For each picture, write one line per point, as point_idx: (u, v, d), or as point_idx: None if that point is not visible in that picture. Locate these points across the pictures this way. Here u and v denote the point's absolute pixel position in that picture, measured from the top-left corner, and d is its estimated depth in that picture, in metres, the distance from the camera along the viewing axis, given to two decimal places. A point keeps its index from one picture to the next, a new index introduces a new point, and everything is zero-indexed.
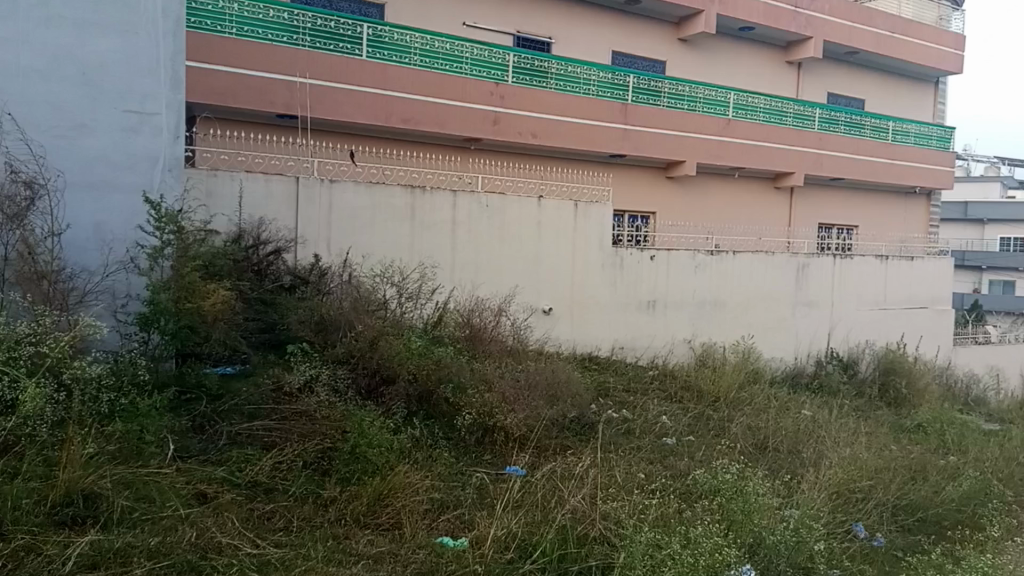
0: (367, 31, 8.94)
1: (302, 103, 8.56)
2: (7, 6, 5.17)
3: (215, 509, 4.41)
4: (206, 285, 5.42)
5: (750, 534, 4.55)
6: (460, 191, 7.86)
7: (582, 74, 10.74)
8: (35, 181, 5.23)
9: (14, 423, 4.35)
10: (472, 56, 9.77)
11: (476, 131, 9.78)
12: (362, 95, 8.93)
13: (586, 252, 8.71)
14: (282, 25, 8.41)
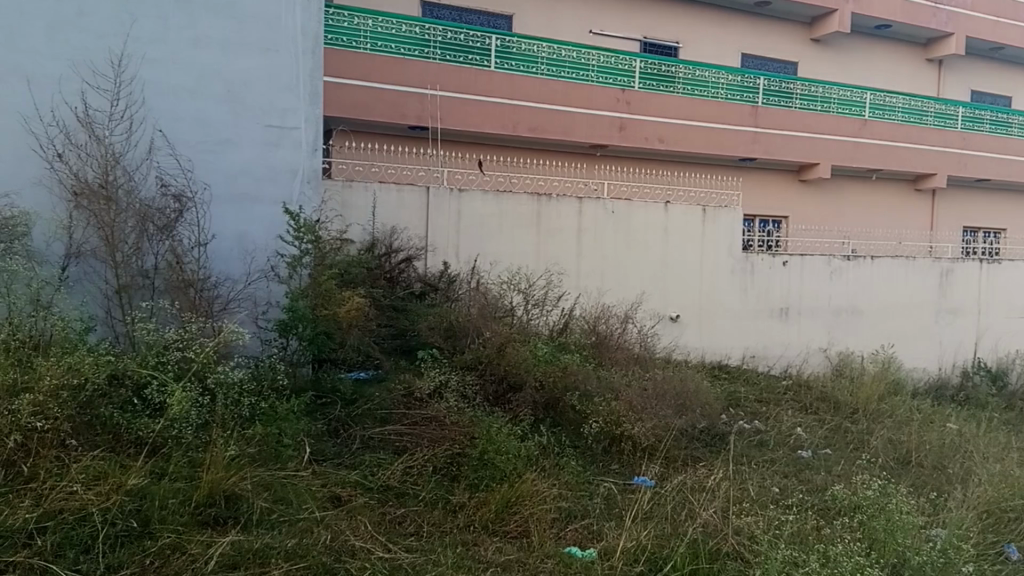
0: (496, 42, 9.31)
1: (433, 115, 8.94)
2: (159, 27, 5.43)
3: (349, 512, 4.45)
4: (342, 291, 5.50)
5: (896, 554, 4.16)
6: (585, 198, 7.84)
7: (710, 78, 10.77)
8: (183, 193, 5.42)
9: (163, 425, 4.51)
10: (598, 64, 9.99)
11: (604, 138, 9.99)
12: (490, 105, 9.33)
13: (716, 258, 8.55)
14: (414, 39, 8.81)
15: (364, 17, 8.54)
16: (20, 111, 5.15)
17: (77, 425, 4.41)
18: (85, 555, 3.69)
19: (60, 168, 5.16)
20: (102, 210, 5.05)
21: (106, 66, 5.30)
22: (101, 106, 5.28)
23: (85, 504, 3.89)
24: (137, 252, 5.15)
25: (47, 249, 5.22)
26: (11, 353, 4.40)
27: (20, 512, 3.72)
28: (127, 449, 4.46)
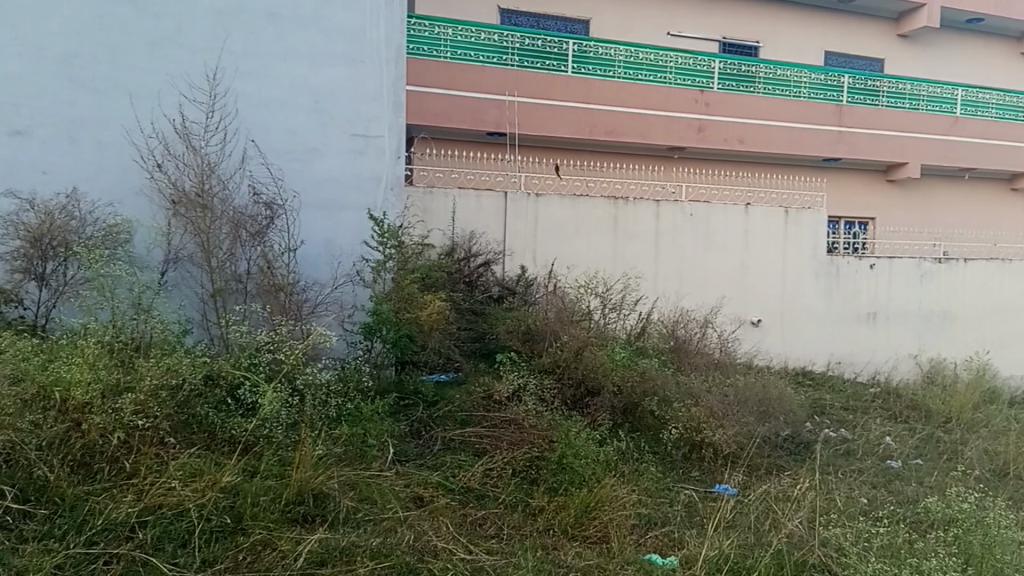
0: (573, 47, 9.40)
1: (511, 121, 9.13)
2: (251, 41, 5.65)
3: (431, 513, 4.50)
4: (423, 295, 5.70)
5: (996, 570, 3.91)
6: (664, 201, 7.77)
7: (793, 77, 10.55)
8: (274, 201, 5.61)
9: (256, 424, 4.66)
10: (676, 65, 9.95)
11: (682, 139, 9.93)
12: (569, 110, 9.40)
13: (799, 261, 8.35)
14: (492, 47, 9.07)
15: (444, 27, 8.87)
16: (124, 124, 5.44)
17: (176, 423, 4.57)
18: (183, 549, 3.85)
19: (160, 178, 5.43)
20: (199, 217, 5.28)
21: (202, 79, 5.55)
22: (198, 118, 5.53)
23: (182, 500, 4.03)
24: (230, 258, 5.36)
25: (148, 255, 5.47)
26: (116, 354, 4.63)
27: (123, 506, 3.92)
28: (222, 448, 4.59)
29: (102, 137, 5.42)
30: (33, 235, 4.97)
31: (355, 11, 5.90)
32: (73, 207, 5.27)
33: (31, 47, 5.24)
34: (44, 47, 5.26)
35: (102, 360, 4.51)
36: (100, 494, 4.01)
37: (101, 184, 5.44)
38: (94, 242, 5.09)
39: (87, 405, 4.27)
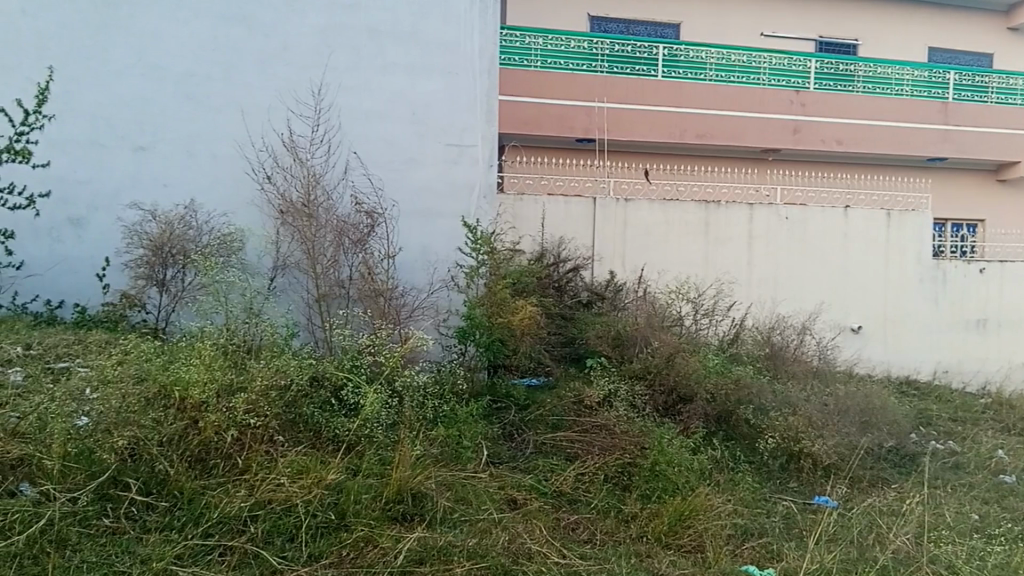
0: (662, 51, 9.51)
1: (600, 127, 9.27)
2: (352, 57, 5.93)
3: (525, 515, 4.55)
4: (514, 300, 5.78)
5: None
6: (757, 204, 7.63)
7: (894, 75, 10.25)
8: (374, 210, 5.82)
9: (358, 425, 4.82)
10: (771, 65, 9.82)
11: (777, 142, 9.73)
12: (658, 114, 9.49)
13: (902, 265, 8.04)
14: (582, 54, 9.27)
15: (534, 36, 9.13)
16: (236, 139, 5.81)
17: (283, 423, 4.76)
18: (291, 543, 4.03)
19: (270, 190, 5.76)
20: (306, 226, 5.56)
21: (307, 95, 5.87)
22: (304, 132, 5.85)
23: (290, 496, 4.20)
24: (334, 264, 5.59)
25: (258, 263, 5.77)
26: (229, 356, 4.85)
27: (236, 500, 4.12)
28: (326, 446, 4.76)
29: (216, 151, 5.80)
30: (155, 244, 5.41)
31: (450, 24, 6.05)
32: (190, 217, 5.66)
33: (154, 70, 5.71)
34: (165, 70, 5.73)
35: (217, 361, 4.75)
36: (215, 489, 4.22)
37: (216, 196, 5.80)
38: (209, 251, 5.44)
39: (203, 403, 4.47)
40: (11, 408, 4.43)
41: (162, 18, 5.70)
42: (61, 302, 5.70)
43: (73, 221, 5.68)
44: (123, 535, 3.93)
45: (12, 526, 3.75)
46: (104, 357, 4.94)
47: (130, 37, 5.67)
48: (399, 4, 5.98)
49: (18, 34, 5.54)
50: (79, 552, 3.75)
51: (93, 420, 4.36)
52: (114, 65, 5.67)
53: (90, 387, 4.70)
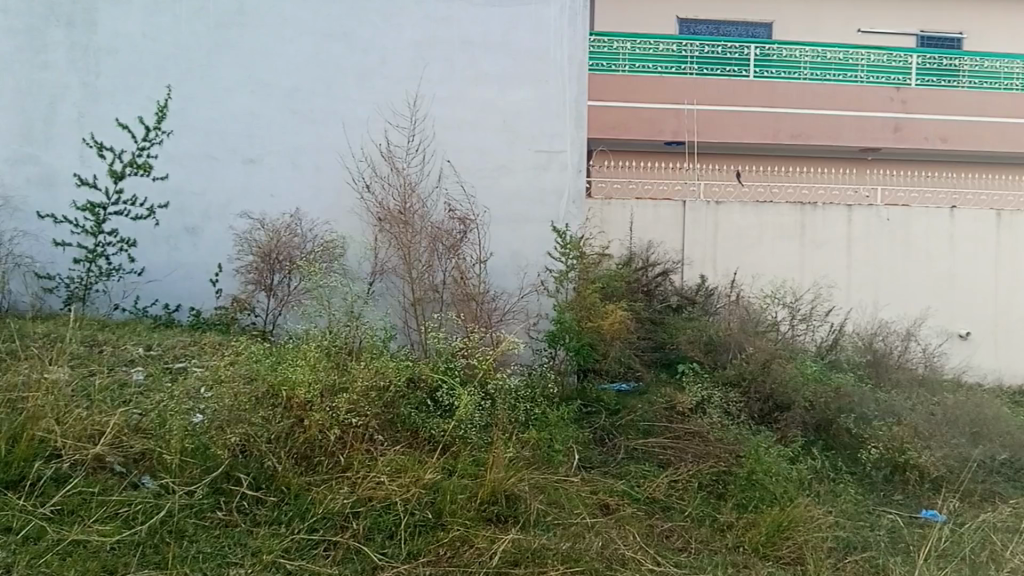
0: (755, 52, 9.59)
1: (690, 129, 9.57)
2: (446, 68, 6.09)
3: (618, 521, 4.52)
4: (604, 305, 5.79)
5: None
6: (856, 205, 7.40)
7: (1001, 68, 9.94)
8: (467, 216, 5.96)
9: (454, 425, 4.90)
10: (868, 61, 9.72)
11: (875, 141, 9.74)
12: (752, 115, 9.63)
13: (1015, 268, 7.62)
14: (672, 57, 9.51)
15: (623, 41, 9.51)
16: (337, 150, 6.07)
17: (382, 423, 4.89)
18: (391, 540, 4.14)
19: (368, 199, 5.99)
20: (402, 232, 5.76)
21: (404, 106, 6.07)
22: (401, 143, 6.06)
23: (389, 494, 4.32)
24: (428, 269, 5.77)
25: (358, 268, 5.99)
26: (332, 357, 5.04)
27: (339, 497, 4.27)
28: (423, 446, 4.87)
29: (318, 162, 6.06)
30: (264, 251, 5.70)
31: (540, 33, 6.13)
32: (296, 225, 5.94)
33: (261, 86, 6.02)
34: (271, 85, 6.03)
35: (322, 362, 4.94)
36: (319, 485, 4.38)
37: (318, 205, 6.07)
38: (313, 257, 5.69)
39: (307, 403, 4.71)
40: (134, 405, 4.70)
41: (269, 35, 6.00)
42: (178, 305, 6.05)
43: (188, 230, 6.03)
44: (235, 527, 4.11)
45: (136, 516, 4.00)
46: (218, 358, 5.23)
47: (240, 56, 6.00)
48: (492, 14, 6.10)
49: (140, 55, 5.93)
50: (195, 543, 3.95)
51: (208, 417, 4.59)
52: (226, 82, 6.00)
53: (204, 385, 4.96)
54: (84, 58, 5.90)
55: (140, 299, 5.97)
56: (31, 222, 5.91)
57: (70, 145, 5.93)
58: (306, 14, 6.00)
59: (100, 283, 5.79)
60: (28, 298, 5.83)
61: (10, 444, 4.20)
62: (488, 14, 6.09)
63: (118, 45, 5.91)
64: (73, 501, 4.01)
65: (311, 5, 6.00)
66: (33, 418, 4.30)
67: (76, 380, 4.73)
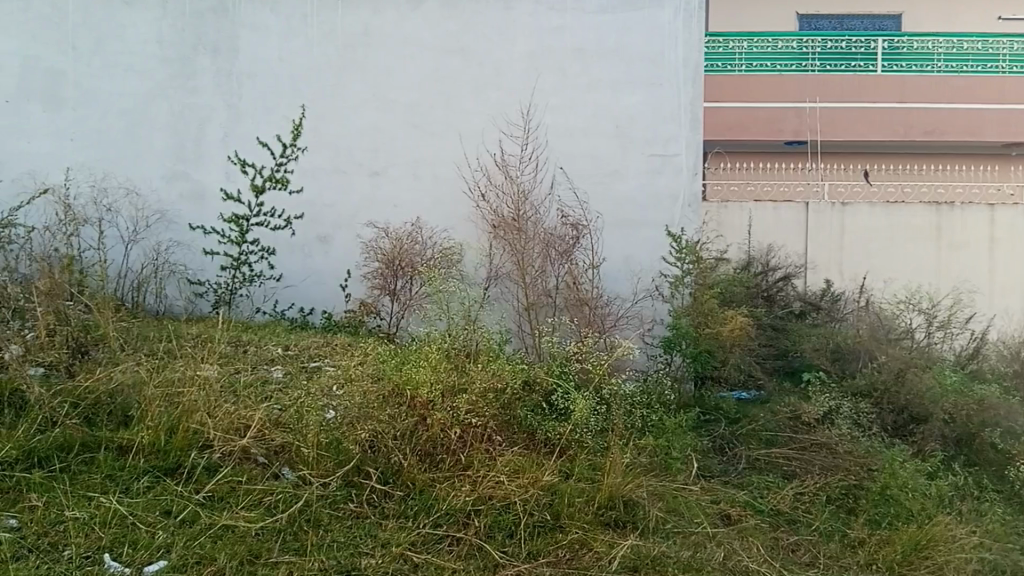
0: (883, 44, 9.42)
1: (812, 127, 9.50)
2: (558, 77, 6.23)
3: (740, 532, 4.35)
4: (723, 311, 5.72)
5: None
6: (999, 204, 6.94)
7: None
8: (579, 222, 6.09)
9: (570, 428, 4.94)
10: (1012, 51, 9.44)
11: (1017, 134, 9.47)
12: (886, 113, 9.49)
13: None
14: (792, 54, 9.56)
15: (739, 41, 9.62)
16: (454, 161, 6.33)
17: (500, 423, 4.99)
18: (510, 539, 4.19)
19: (483, 207, 6.20)
20: (515, 239, 5.90)
21: (517, 116, 6.27)
22: (514, 151, 6.28)
23: (509, 494, 4.38)
24: (542, 274, 5.85)
25: (474, 273, 6.22)
26: (452, 359, 5.21)
27: (461, 494, 4.36)
28: (540, 448, 4.93)
29: (438, 172, 6.36)
30: (388, 257, 6.01)
31: (654, 37, 6.17)
32: (417, 233, 6.24)
33: (385, 102, 6.37)
34: (394, 101, 6.37)
35: (442, 363, 5.13)
36: (443, 482, 4.51)
37: (437, 215, 6.38)
38: (433, 263, 5.94)
39: (430, 402, 4.89)
40: (275, 401, 5.04)
41: (391, 54, 6.33)
42: (311, 309, 6.49)
43: (319, 238, 6.44)
44: (366, 519, 4.23)
45: (278, 504, 4.24)
46: (349, 358, 5.56)
47: (364, 74, 6.37)
48: (604, 22, 6.19)
49: (275, 78, 6.40)
50: (330, 532, 4.09)
51: (340, 414, 4.88)
52: (351, 100, 6.37)
53: (337, 384, 5.30)
54: (228, 83, 6.43)
55: (279, 302, 6.43)
56: (184, 233, 6.48)
57: (217, 163, 6.48)
58: (425, 32, 6.29)
59: (243, 288, 6.31)
60: (181, 302, 6.38)
61: (168, 435, 4.56)
62: (599, 22, 6.19)
63: (258, 70, 6.40)
64: (222, 489, 4.26)
65: (430, 23, 6.29)
66: (187, 411, 4.64)
67: (224, 377, 5.11)
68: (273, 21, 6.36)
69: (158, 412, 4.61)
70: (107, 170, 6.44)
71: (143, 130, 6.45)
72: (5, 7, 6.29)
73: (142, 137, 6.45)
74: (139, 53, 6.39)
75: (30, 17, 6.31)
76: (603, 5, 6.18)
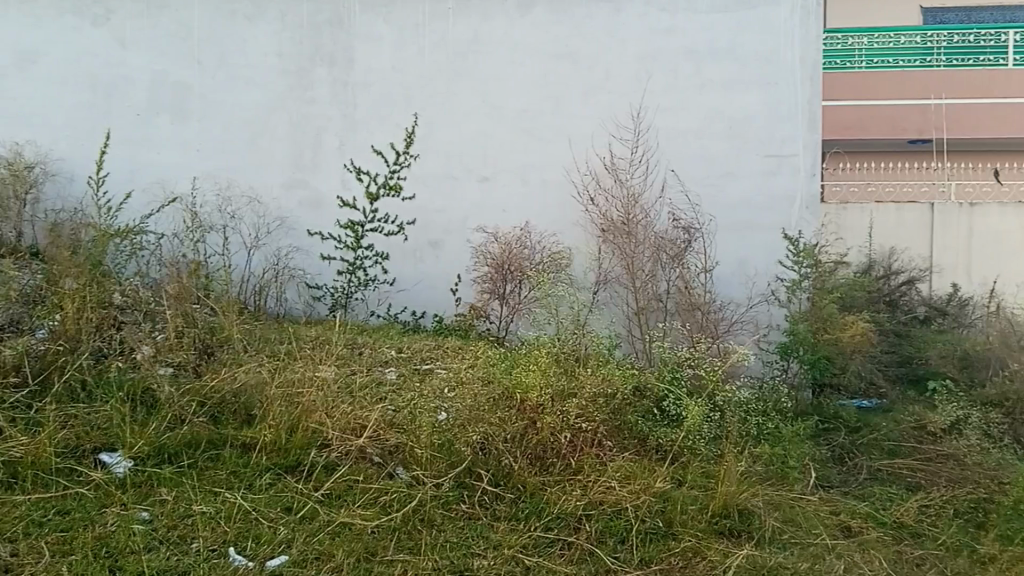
0: (1014, 37, 9.31)
1: (936, 126, 9.60)
2: (671, 80, 6.44)
3: (861, 545, 4.13)
4: (843, 316, 5.60)
5: None
6: None
7: None
8: (690, 225, 6.27)
9: (682, 435, 4.82)
10: None
11: None
12: (1011, 108, 9.48)
13: None
14: (917, 49, 9.37)
15: (858, 37, 9.28)
16: (563, 165, 6.56)
17: (611, 428, 4.94)
18: (622, 544, 4.05)
19: (593, 211, 6.42)
20: (625, 242, 6.14)
21: (627, 120, 6.49)
22: (623, 154, 6.49)
23: (621, 500, 4.30)
24: (652, 278, 6.04)
25: (584, 278, 6.42)
26: (561, 363, 5.12)
27: (573, 499, 4.29)
28: (652, 454, 4.87)
29: (547, 177, 6.59)
30: (498, 262, 6.30)
31: (768, 36, 6.32)
32: (526, 238, 6.49)
33: (496, 109, 6.62)
34: (505, 108, 6.61)
35: (551, 368, 5.02)
36: (553, 486, 4.42)
37: (547, 219, 6.60)
38: (543, 268, 6.14)
39: (539, 406, 4.81)
40: (389, 402, 5.10)
41: (504, 60, 6.57)
42: (423, 312, 6.75)
43: (432, 244, 6.73)
44: (478, 520, 4.16)
45: (391, 504, 4.18)
46: (460, 361, 5.77)
47: (477, 82, 6.61)
48: (716, 22, 6.36)
49: (390, 87, 6.67)
50: (443, 532, 4.02)
51: (451, 416, 4.91)
52: (463, 108, 6.64)
53: (447, 386, 5.40)
54: (344, 93, 6.69)
55: (392, 306, 6.75)
56: (303, 239, 6.77)
57: (334, 170, 6.75)
58: (536, 38, 6.53)
59: (359, 292, 6.64)
60: (301, 306, 6.68)
61: (288, 435, 4.58)
62: (711, 22, 6.37)
63: (371, 79, 6.67)
64: (340, 487, 4.25)
65: (541, 29, 6.52)
66: (306, 412, 4.67)
67: (341, 378, 5.23)
68: (386, 31, 6.62)
69: (278, 412, 4.63)
70: (231, 178, 6.78)
71: (263, 140, 6.75)
72: (135, 25, 6.70)
73: (263, 147, 6.75)
74: (259, 64, 6.70)
75: (158, 33, 6.71)
76: (715, 5, 6.37)
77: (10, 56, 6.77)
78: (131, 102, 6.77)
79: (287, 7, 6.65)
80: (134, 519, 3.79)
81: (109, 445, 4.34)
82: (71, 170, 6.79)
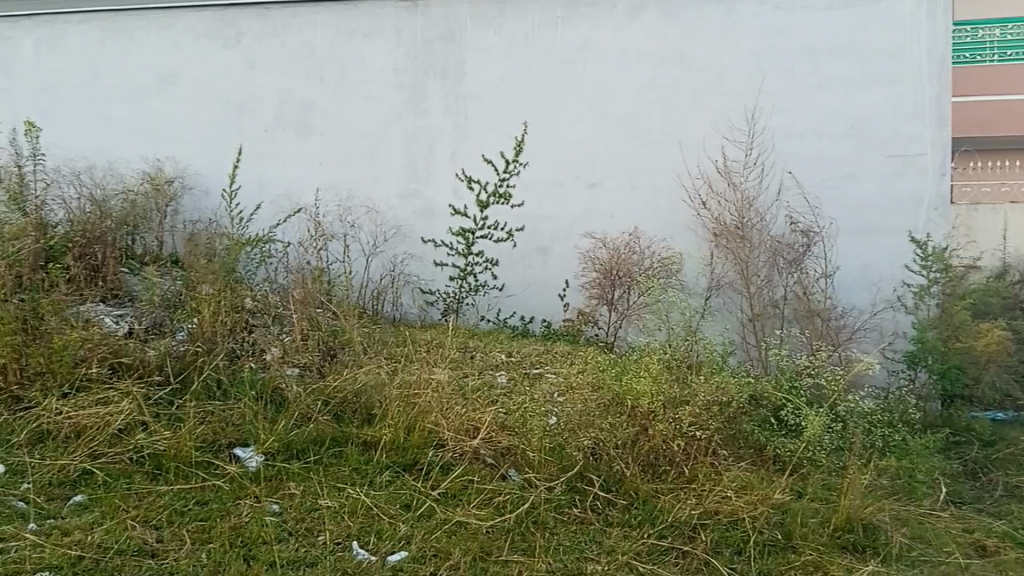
0: None
1: None
2: (788, 80, 6.35)
3: (998, 566, 3.92)
4: (976, 324, 5.36)
5: None
6: None
7: None
8: (809, 229, 6.17)
9: (802, 446, 4.71)
10: None
11: None
12: None
13: None
14: None
15: (989, 29, 9.32)
16: (674, 169, 6.57)
17: (726, 437, 4.85)
18: (739, 556, 3.99)
19: (705, 215, 6.42)
20: (739, 246, 6.10)
21: (741, 121, 6.43)
22: (737, 157, 6.44)
23: (736, 510, 4.22)
24: (768, 283, 6.01)
25: (695, 284, 6.40)
26: (673, 370, 5.04)
27: (687, 507, 4.23)
28: (771, 465, 4.77)
29: (657, 182, 6.62)
30: (607, 267, 6.40)
31: (893, 31, 6.16)
32: (635, 243, 6.55)
33: (605, 115, 6.67)
34: (613, 114, 6.67)
35: (662, 375, 4.99)
36: (666, 494, 4.37)
37: (658, 223, 6.61)
38: (653, 273, 6.21)
39: (651, 412, 4.73)
40: (500, 404, 5.18)
41: (613, 66, 6.62)
42: (533, 317, 6.88)
43: (540, 250, 6.85)
44: (590, 525, 4.18)
45: (505, 505, 4.28)
46: (569, 366, 5.88)
47: (585, 89, 6.69)
48: (838, 19, 6.23)
49: (499, 96, 6.83)
50: (556, 535, 4.09)
51: (562, 419, 4.94)
52: (572, 115, 6.73)
53: (557, 391, 5.46)
54: (455, 104, 6.90)
55: (502, 311, 6.88)
56: (417, 246, 7.02)
57: (446, 179, 6.98)
58: (646, 43, 6.54)
59: (469, 297, 6.82)
60: (415, 310, 6.84)
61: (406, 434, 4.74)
62: (830, 20, 6.24)
63: (481, 90, 6.85)
64: (456, 487, 4.36)
65: (651, 33, 6.52)
66: (423, 412, 4.82)
67: (454, 380, 5.35)
68: (495, 42, 6.78)
69: (398, 412, 4.80)
70: (351, 189, 7.11)
71: (379, 150, 7.06)
72: (263, 46, 7.14)
73: (379, 157, 7.05)
74: (375, 79, 7.00)
75: (283, 54, 7.11)
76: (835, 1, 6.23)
77: (151, 79, 7.34)
78: (259, 119, 7.22)
79: (402, 23, 6.92)
80: (266, 512, 4.04)
81: (242, 440, 4.62)
82: (207, 183, 7.35)
